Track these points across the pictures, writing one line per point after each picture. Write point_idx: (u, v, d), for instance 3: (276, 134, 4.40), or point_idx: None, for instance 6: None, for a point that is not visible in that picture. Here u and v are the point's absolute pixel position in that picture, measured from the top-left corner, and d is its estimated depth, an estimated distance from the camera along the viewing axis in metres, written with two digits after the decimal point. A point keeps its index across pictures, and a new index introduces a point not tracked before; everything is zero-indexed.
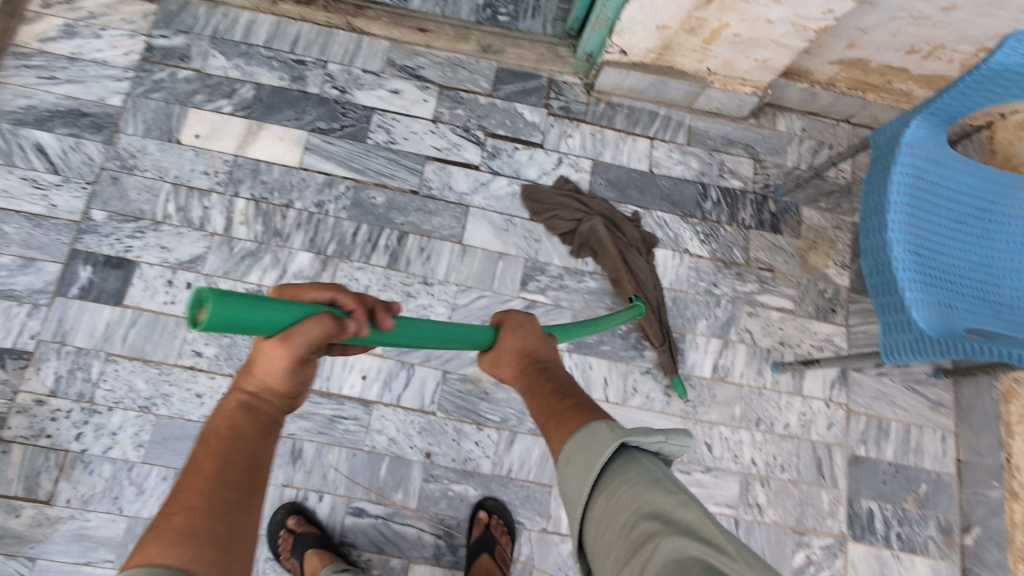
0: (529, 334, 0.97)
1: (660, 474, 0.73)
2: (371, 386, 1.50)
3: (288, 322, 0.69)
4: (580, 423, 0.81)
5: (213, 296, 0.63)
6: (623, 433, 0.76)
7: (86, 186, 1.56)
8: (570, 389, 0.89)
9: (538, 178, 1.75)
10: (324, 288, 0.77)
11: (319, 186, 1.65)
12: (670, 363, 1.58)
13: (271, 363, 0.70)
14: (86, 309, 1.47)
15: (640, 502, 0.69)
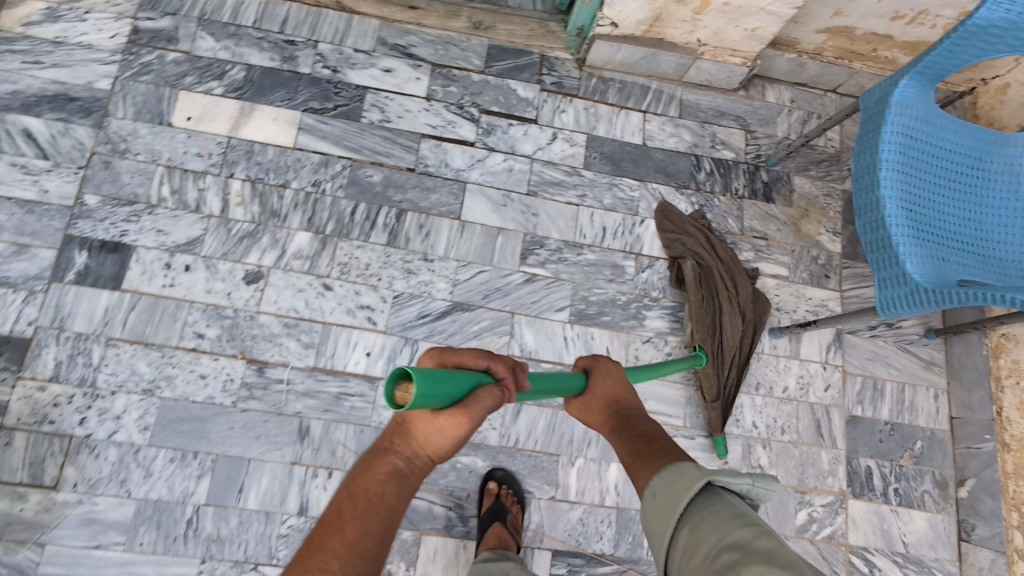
0: (619, 384, 1.04)
1: (744, 510, 0.72)
2: (376, 362, 1.52)
3: (466, 394, 0.74)
4: (667, 462, 0.83)
5: (420, 376, 0.65)
6: (709, 472, 0.77)
7: (78, 171, 1.55)
8: (658, 433, 0.91)
9: (534, 154, 1.76)
10: (482, 357, 0.81)
11: (314, 165, 1.64)
12: (718, 421, 1.55)
13: (440, 432, 0.73)
14: (83, 294, 1.46)
15: (721, 533, 0.68)
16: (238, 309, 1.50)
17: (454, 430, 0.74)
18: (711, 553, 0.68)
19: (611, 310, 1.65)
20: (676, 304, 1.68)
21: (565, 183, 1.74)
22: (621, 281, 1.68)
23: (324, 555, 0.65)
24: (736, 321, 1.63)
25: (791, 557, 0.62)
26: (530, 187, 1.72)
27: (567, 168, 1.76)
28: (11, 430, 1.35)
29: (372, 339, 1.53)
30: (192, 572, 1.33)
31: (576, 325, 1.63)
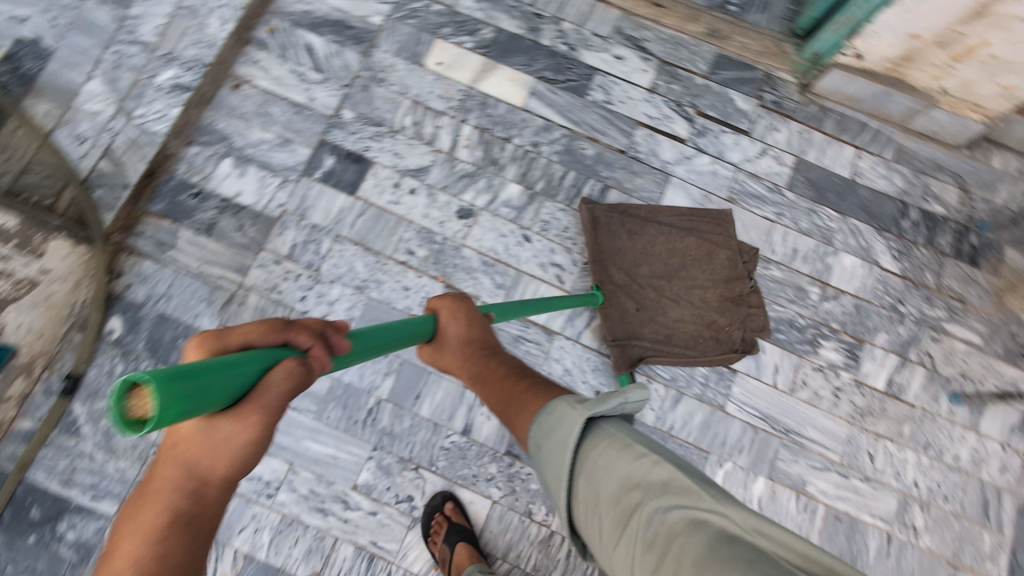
0: (472, 325, 1.10)
1: (630, 439, 0.84)
2: (556, 318, 1.60)
3: (250, 384, 0.58)
4: (540, 402, 0.97)
5: (169, 383, 0.47)
6: (587, 408, 0.86)
7: (342, 88, 1.77)
8: (517, 372, 1.07)
9: (740, 163, 1.78)
10: (275, 326, 0.67)
11: (537, 128, 1.77)
12: (624, 359, 1.53)
13: (227, 445, 0.60)
14: (324, 192, 1.67)
15: (618, 474, 0.80)
16: (447, 237, 1.65)
17: (249, 431, 0.60)
18: (615, 495, 0.79)
19: (787, 329, 1.64)
20: (855, 341, 1.64)
21: (765, 198, 1.75)
22: (803, 304, 1.66)
23: None
24: (710, 289, 1.61)
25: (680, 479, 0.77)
26: (730, 193, 1.75)
27: (769, 184, 1.77)
28: (248, 290, 1.57)
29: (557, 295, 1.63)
30: (363, 455, 1.45)
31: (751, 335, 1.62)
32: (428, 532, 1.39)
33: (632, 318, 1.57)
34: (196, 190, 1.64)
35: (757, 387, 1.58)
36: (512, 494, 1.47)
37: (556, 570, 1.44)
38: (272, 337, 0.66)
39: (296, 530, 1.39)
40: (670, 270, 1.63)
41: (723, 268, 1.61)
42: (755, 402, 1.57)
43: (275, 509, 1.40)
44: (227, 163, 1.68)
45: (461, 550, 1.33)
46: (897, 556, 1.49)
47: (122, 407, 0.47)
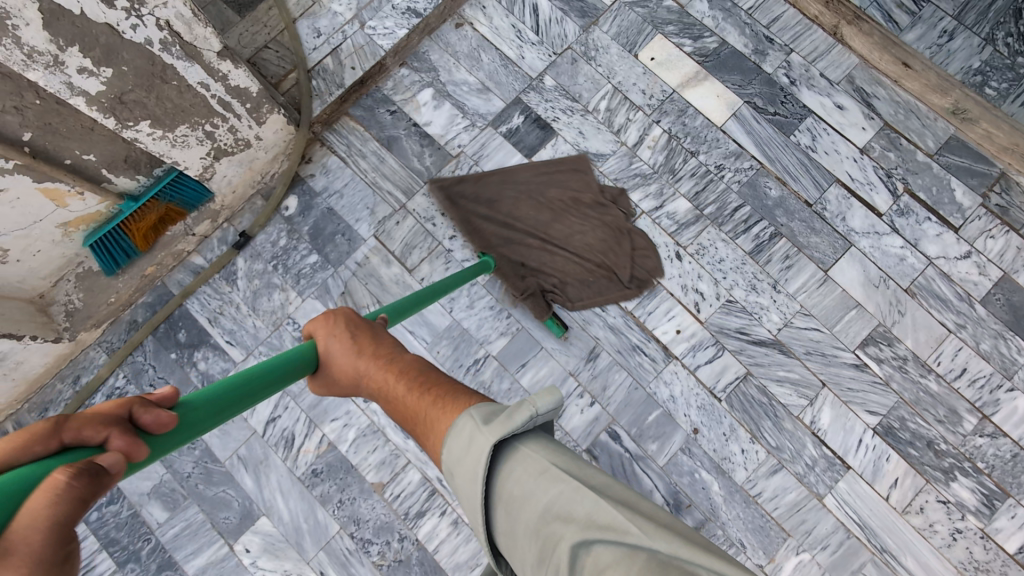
0: (355, 333, 0.80)
1: (549, 461, 0.64)
2: (679, 343, 1.57)
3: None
4: (447, 427, 0.68)
5: None
6: (495, 432, 0.64)
7: (552, 55, 1.80)
8: (425, 382, 0.75)
9: (935, 258, 1.61)
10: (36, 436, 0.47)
11: (727, 152, 1.71)
12: (541, 307, 1.54)
13: None
14: (504, 147, 1.73)
15: (539, 508, 0.62)
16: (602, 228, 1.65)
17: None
18: (532, 532, 0.61)
19: (923, 448, 1.48)
20: (999, 491, 1.45)
21: (950, 304, 1.58)
22: (952, 429, 1.49)
23: None
24: (593, 233, 1.64)
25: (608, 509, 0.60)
26: (911, 285, 1.59)
27: (960, 290, 1.59)
28: (407, 212, 1.67)
29: (688, 321, 1.58)
30: None
31: (879, 437, 1.49)
32: None
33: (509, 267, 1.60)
34: (394, 109, 1.76)
35: (865, 492, 1.46)
36: None
37: None
38: (43, 445, 0.47)
39: (378, 439, 1.47)
40: (544, 224, 1.66)
41: (592, 214, 1.65)
42: (859, 507, 1.45)
43: (367, 414, 1.49)
44: (427, 93, 1.77)
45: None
46: None
47: None
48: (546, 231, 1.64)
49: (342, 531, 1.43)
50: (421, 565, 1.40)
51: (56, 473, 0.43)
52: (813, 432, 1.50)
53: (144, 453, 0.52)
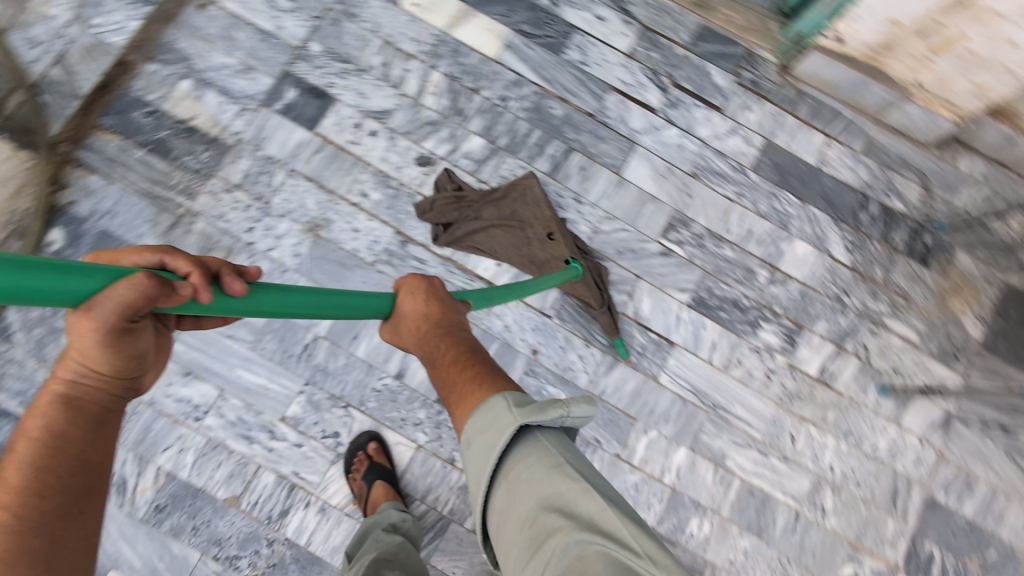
0: (430, 299, 1.00)
1: (562, 460, 0.78)
2: (502, 274, 1.61)
3: (98, 287, 0.57)
4: (478, 399, 0.85)
5: None
6: (520, 417, 0.80)
7: (312, 20, 1.72)
8: (471, 359, 0.94)
9: (708, 139, 1.77)
10: (150, 252, 0.69)
11: (507, 83, 1.74)
12: (613, 325, 1.56)
13: (79, 339, 0.62)
14: (283, 125, 1.64)
15: (544, 494, 0.75)
16: (403, 183, 1.63)
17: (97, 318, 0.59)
18: (532, 511, 0.74)
19: (730, 309, 1.66)
20: (795, 327, 1.67)
21: (728, 177, 1.75)
22: (750, 285, 1.68)
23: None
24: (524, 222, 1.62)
25: (603, 513, 0.72)
26: (694, 168, 1.74)
27: (734, 163, 1.76)
28: (196, 215, 1.56)
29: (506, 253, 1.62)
30: (294, 388, 1.44)
31: (694, 310, 1.64)
32: (350, 468, 1.41)
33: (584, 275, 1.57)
34: (151, 109, 1.61)
35: (691, 361, 1.61)
36: (437, 440, 1.47)
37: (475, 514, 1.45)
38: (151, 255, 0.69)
39: (220, 454, 1.40)
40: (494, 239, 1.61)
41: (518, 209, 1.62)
42: (689, 376, 1.60)
43: (201, 432, 1.40)
44: (186, 84, 1.64)
45: (377, 486, 1.35)
46: (801, 533, 1.55)
47: None
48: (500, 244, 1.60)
49: (205, 556, 1.36)
50: (297, 561, 1.38)
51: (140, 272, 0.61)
52: (638, 322, 1.62)
53: (207, 295, 0.68)
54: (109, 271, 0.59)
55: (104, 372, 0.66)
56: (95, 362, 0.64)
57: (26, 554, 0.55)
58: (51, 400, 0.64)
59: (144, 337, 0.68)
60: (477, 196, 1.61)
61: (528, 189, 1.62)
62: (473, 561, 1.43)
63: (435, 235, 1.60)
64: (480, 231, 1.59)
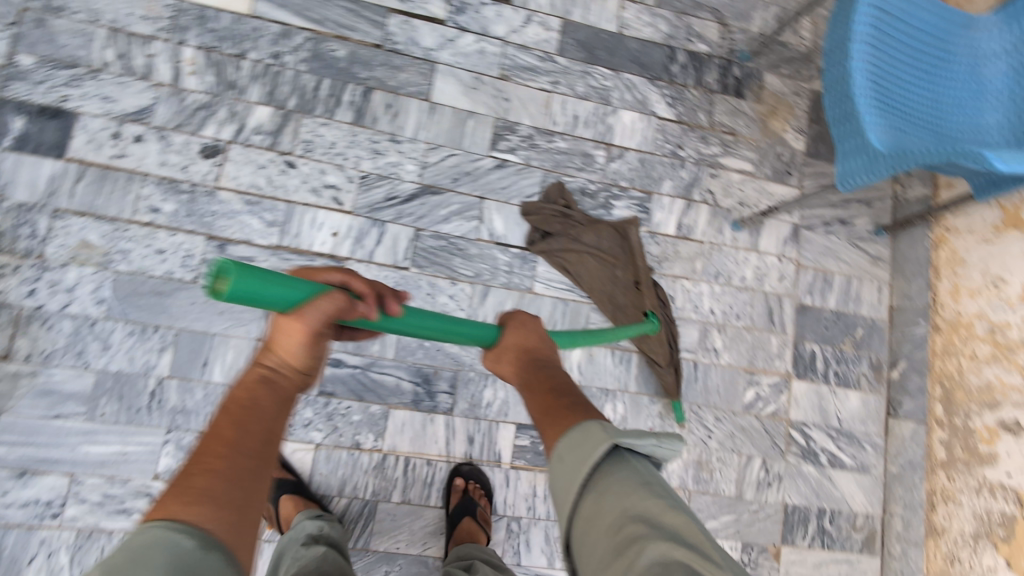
0: (535, 336, 1.00)
1: (648, 479, 0.75)
2: (342, 244, 1.48)
3: (303, 297, 0.75)
4: (573, 422, 0.82)
5: (235, 268, 0.68)
6: (616, 435, 0.77)
7: (6, 28, 1.39)
8: (568, 388, 0.90)
9: (507, 36, 1.68)
10: (338, 272, 0.83)
11: (274, 36, 1.52)
12: (673, 386, 1.59)
13: (286, 336, 0.74)
14: (24, 163, 1.37)
15: (627, 504, 0.72)
16: (195, 183, 1.42)
17: (299, 334, 0.74)
18: (615, 522, 0.71)
19: (580, 199, 1.66)
20: (644, 195, 1.70)
21: (538, 69, 1.69)
22: (591, 170, 1.68)
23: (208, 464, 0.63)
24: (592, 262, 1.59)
25: (688, 531, 0.69)
26: (502, 71, 1.66)
27: (540, 54, 1.69)
28: None
29: (338, 219, 1.48)
30: (158, 441, 1.32)
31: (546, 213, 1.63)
32: None
33: (669, 333, 1.60)
34: None
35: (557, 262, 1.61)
36: (335, 432, 1.40)
37: (397, 489, 1.42)
38: (335, 275, 0.83)
39: (101, 539, 1.28)
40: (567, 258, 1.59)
41: (611, 246, 1.61)
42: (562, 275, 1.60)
43: (67, 526, 1.26)
44: None
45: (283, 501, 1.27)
46: (703, 378, 1.65)
47: (212, 281, 0.69)
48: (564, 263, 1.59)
49: None
50: None
51: (338, 292, 0.77)
52: (496, 242, 1.58)
53: (378, 315, 0.83)
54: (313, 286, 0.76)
55: (295, 366, 0.76)
56: (294, 356, 0.75)
57: (231, 499, 0.61)
58: (254, 379, 0.74)
59: (328, 344, 0.79)
60: (569, 219, 1.59)
61: (630, 231, 1.63)
62: (413, 528, 1.42)
63: (531, 240, 1.59)
64: (578, 253, 1.58)
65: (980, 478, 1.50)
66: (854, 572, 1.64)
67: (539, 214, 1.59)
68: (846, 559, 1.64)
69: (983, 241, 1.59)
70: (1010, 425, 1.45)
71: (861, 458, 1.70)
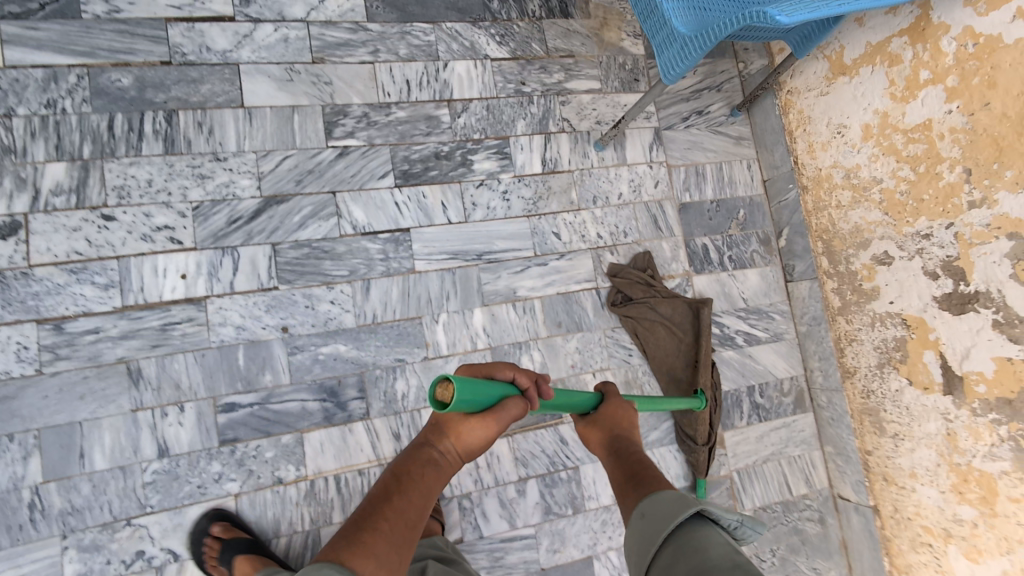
0: (632, 419, 1.00)
1: (729, 543, 0.69)
2: (195, 283, 1.36)
3: (496, 400, 0.78)
4: (659, 489, 0.79)
5: (462, 383, 0.68)
6: (701, 501, 0.74)
7: None
8: (650, 464, 0.87)
9: (308, 16, 1.54)
10: (508, 365, 0.85)
11: (40, 83, 1.34)
12: (705, 463, 1.59)
13: (469, 429, 0.80)
14: None
15: (703, 554, 0.65)
16: (3, 269, 1.26)
17: (482, 431, 0.80)
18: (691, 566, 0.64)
19: (437, 164, 1.59)
20: (500, 141, 1.65)
21: (352, 42, 1.56)
22: (440, 131, 1.60)
23: (377, 519, 0.71)
24: (670, 341, 1.62)
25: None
26: (314, 54, 1.53)
27: (350, 25, 1.57)
28: None
29: (182, 259, 1.36)
30: (56, 551, 1.21)
31: (406, 187, 1.55)
32: (204, 559, 1.24)
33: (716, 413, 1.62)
34: None
35: (432, 234, 1.55)
36: (251, 476, 1.33)
37: (335, 510, 1.37)
38: (503, 367, 0.86)
39: None
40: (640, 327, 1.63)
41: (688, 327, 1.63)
42: (441, 246, 1.55)
43: None
44: None
45: (239, 563, 1.17)
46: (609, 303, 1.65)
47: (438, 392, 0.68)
48: (635, 334, 1.63)
49: None
50: None
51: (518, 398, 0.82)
52: (362, 233, 1.50)
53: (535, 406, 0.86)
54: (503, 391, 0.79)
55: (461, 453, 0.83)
56: (467, 441, 0.82)
57: (388, 565, 0.67)
58: (422, 457, 0.82)
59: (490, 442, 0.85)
60: (653, 289, 1.64)
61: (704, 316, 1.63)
62: None
63: (611, 299, 1.64)
64: (647, 321, 1.62)
65: (871, 314, 1.59)
66: (792, 433, 1.73)
67: (627, 280, 1.64)
68: (783, 424, 1.73)
69: (821, 95, 1.66)
70: (882, 258, 1.55)
71: (773, 329, 1.77)
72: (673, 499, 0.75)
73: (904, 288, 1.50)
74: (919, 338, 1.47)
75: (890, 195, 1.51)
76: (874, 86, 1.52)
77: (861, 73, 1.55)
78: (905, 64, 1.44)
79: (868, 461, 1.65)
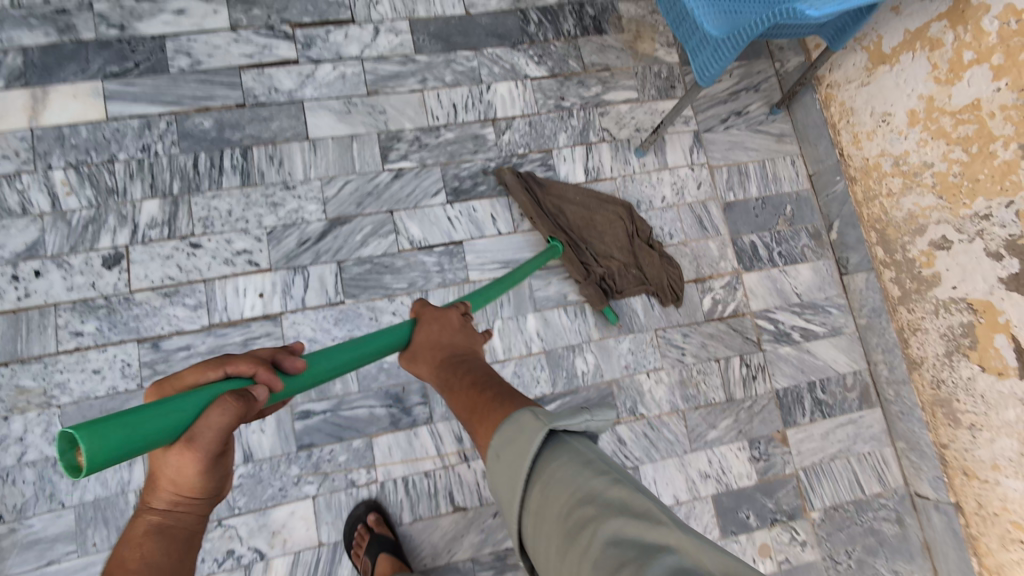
0: (451, 333, 1.00)
1: (590, 456, 0.72)
2: (271, 301, 1.49)
3: (192, 416, 0.62)
4: (503, 415, 0.79)
5: (87, 432, 0.55)
6: (549, 421, 0.74)
7: None
8: (484, 380, 0.88)
9: (362, 54, 1.68)
10: (211, 365, 0.69)
11: (137, 130, 1.51)
12: (599, 295, 1.59)
13: (176, 466, 0.62)
14: None
15: (573, 488, 0.68)
16: (109, 295, 1.42)
17: (192, 461, 0.62)
18: (565, 507, 0.68)
19: (485, 180, 1.68)
20: (544, 154, 1.73)
21: (402, 74, 1.69)
22: (486, 149, 1.69)
23: None
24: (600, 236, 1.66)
25: (640, 503, 0.66)
26: (369, 87, 1.66)
27: (400, 59, 1.70)
28: None
29: (259, 280, 1.49)
30: None
31: (457, 204, 1.64)
32: (350, 543, 1.36)
33: (600, 248, 1.65)
34: None
35: (483, 245, 1.63)
36: (327, 479, 1.41)
37: (405, 515, 1.43)
38: (214, 371, 0.69)
39: None
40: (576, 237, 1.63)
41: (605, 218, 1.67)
42: (492, 256, 1.62)
43: None
44: None
45: (384, 563, 1.30)
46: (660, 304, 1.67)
47: (68, 457, 0.58)
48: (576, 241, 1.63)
49: None
50: None
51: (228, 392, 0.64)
52: (419, 248, 1.59)
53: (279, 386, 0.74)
54: (202, 399, 0.63)
55: (189, 492, 0.63)
56: (188, 482, 0.63)
57: None
58: (144, 529, 0.61)
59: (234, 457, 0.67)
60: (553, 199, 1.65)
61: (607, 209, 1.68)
62: (434, 541, 1.44)
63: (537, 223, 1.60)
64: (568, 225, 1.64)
65: (934, 301, 1.55)
66: (860, 429, 1.68)
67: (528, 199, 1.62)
68: (849, 420, 1.68)
69: (862, 85, 1.66)
70: (940, 243, 1.52)
71: (830, 323, 1.74)
72: (526, 434, 0.74)
73: (966, 272, 1.46)
74: (988, 322, 1.42)
75: (943, 178, 1.48)
76: (917, 71, 1.51)
77: (902, 60, 1.54)
78: (947, 47, 1.43)
79: (945, 455, 1.58)
